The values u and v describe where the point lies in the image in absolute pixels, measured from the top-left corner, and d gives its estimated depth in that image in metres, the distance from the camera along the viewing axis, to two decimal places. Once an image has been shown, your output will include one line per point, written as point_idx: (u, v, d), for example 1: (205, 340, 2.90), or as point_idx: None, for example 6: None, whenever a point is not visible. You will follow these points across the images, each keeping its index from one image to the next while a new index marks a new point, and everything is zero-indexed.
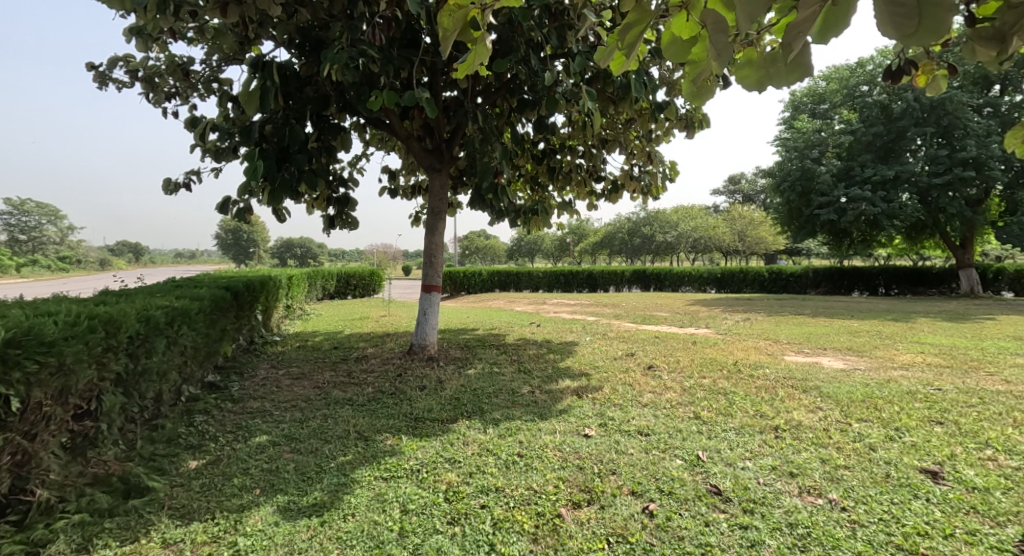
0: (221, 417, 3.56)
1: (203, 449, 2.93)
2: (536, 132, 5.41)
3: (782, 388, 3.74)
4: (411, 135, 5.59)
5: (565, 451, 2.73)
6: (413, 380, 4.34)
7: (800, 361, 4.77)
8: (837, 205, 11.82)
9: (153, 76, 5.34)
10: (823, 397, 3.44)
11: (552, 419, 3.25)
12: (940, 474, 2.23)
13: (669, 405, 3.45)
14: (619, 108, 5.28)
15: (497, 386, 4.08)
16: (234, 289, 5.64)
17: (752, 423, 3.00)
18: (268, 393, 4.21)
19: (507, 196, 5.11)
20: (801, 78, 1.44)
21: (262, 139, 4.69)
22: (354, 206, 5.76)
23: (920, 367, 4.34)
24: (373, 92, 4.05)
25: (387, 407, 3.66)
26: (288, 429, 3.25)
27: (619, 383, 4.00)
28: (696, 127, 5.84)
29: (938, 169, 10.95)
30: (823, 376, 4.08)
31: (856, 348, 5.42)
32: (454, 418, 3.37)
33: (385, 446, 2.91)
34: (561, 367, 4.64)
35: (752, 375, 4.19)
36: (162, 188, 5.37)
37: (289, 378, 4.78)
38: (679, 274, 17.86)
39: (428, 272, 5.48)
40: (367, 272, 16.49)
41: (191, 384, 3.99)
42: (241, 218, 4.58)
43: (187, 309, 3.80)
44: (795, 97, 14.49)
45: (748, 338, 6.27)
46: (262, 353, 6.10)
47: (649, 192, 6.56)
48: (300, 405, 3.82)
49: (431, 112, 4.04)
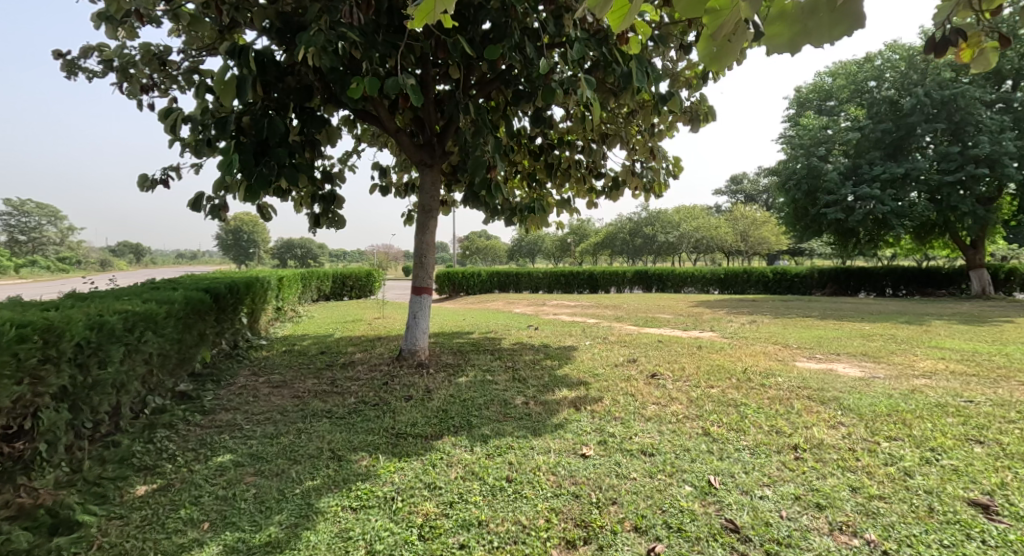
0: (185, 433, 3.25)
1: (158, 472, 2.63)
2: (532, 126, 5.12)
3: (798, 400, 3.42)
4: (400, 128, 5.30)
5: (560, 475, 2.43)
6: (399, 390, 4.04)
7: (813, 368, 4.46)
8: (845, 203, 11.48)
9: (128, 66, 5.04)
10: (845, 411, 3.12)
11: (546, 436, 2.94)
12: (993, 507, 1.93)
13: (675, 418, 3.16)
14: (620, 99, 5.00)
15: (489, 396, 3.78)
16: (215, 291, 5.35)
17: (769, 441, 2.69)
18: (241, 404, 3.91)
19: (502, 192, 4.80)
20: (848, 31, 1.16)
21: (239, 131, 4.39)
22: (341, 203, 5.47)
23: (944, 376, 4.02)
24: (354, 79, 3.74)
25: (367, 421, 3.36)
26: (255, 447, 2.95)
27: (620, 393, 3.71)
28: (701, 120, 5.54)
29: (949, 166, 10.65)
30: (841, 386, 3.76)
31: (872, 354, 5.10)
32: (440, 434, 3.07)
33: (359, 467, 2.62)
34: (558, 376, 4.33)
35: (764, 384, 3.88)
36: (138, 184, 5.08)
37: (268, 387, 4.47)
38: (682, 274, 17.51)
39: (419, 274, 5.17)
40: (364, 273, 16.21)
41: (158, 394, 3.70)
42: (215, 217, 4.28)
43: (153, 313, 3.51)
44: (800, 93, 14.19)
45: (756, 342, 5.96)
46: (246, 359, 5.81)
47: (651, 190, 6.25)
48: (275, 418, 3.53)
49: (417, 99, 3.73)
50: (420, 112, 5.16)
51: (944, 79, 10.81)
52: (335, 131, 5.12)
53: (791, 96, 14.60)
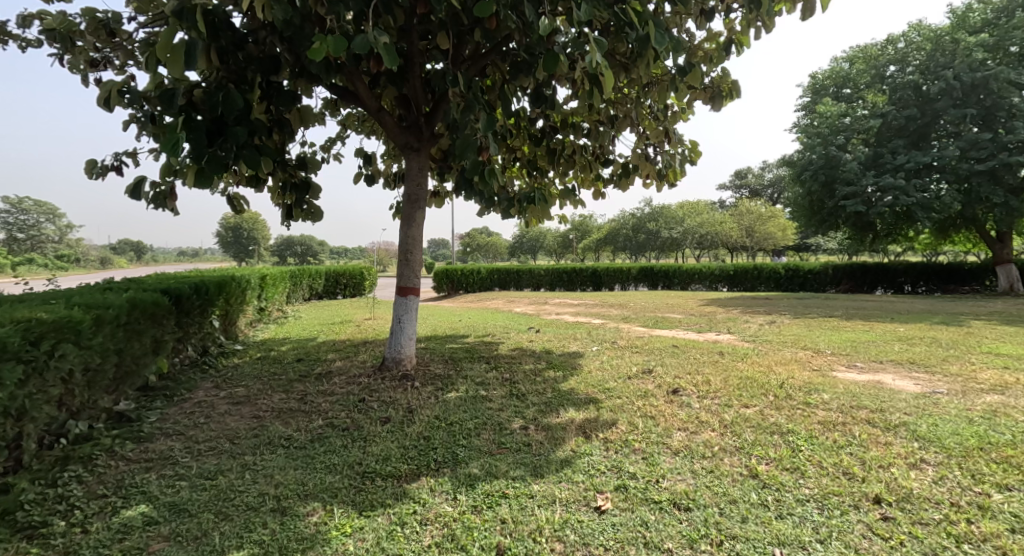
0: (104, 472, 2.63)
1: (41, 533, 2.06)
2: (533, 106, 4.48)
3: (856, 425, 2.79)
4: (382, 108, 4.66)
5: (568, 545, 1.88)
6: (377, 411, 3.42)
7: (858, 380, 3.83)
8: (864, 195, 10.82)
9: (71, 35, 4.42)
10: (925, 443, 2.49)
11: (551, 479, 2.32)
12: None
13: (708, 452, 2.54)
14: (634, 72, 4.41)
15: (480, 418, 3.16)
16: (176, 292, 4.72)
17: (840, 488, 2.09)
18: (188, 429, 3.29)
19: (498, 178, 4.10)
20: None
21: (189, 106, 3.68)
22: (317, 193, 4.84)
23: (1019, 392, 3.39)
24: (316, 37, 3.03)
25: (332, 453, 2.75)
26: (182, 493, 2.35)
27: (637, 416, 3.10)
28: (724, 97, 4.88)
29: (980, 154, 10.02)
30: (904, 406, 3.11)
31: (921, 361, 4.46)
32: (416, 475, 2.46)
33: (304, 528, 2.05)
34: (562, 391, 3.71)
35: (808, 403, 3.25)
36: (86, 171, 4.46)
37: (228, 404, 3.85)
38: (689, 271, 16.83)
39: (404, 272, 4.53)
40: (358, 272, 15.54)
41: (82, 418, 3.06)
42: (159, 205, 3.61)
43: (78, 322, 2.90)
44: (816, 80, 13.43)
45: (784, 347, 5.32)
46: (212, 368, 5.17)
47: (664, 177, 5.56)
48: (223, 448, 2.92)
49: (392, 63, 3.07)
50: (405, 89, 4.50)
51: (975, 61, 10.21)
52: (307, 112, 4.43)
53: (806, 83, 13.82)
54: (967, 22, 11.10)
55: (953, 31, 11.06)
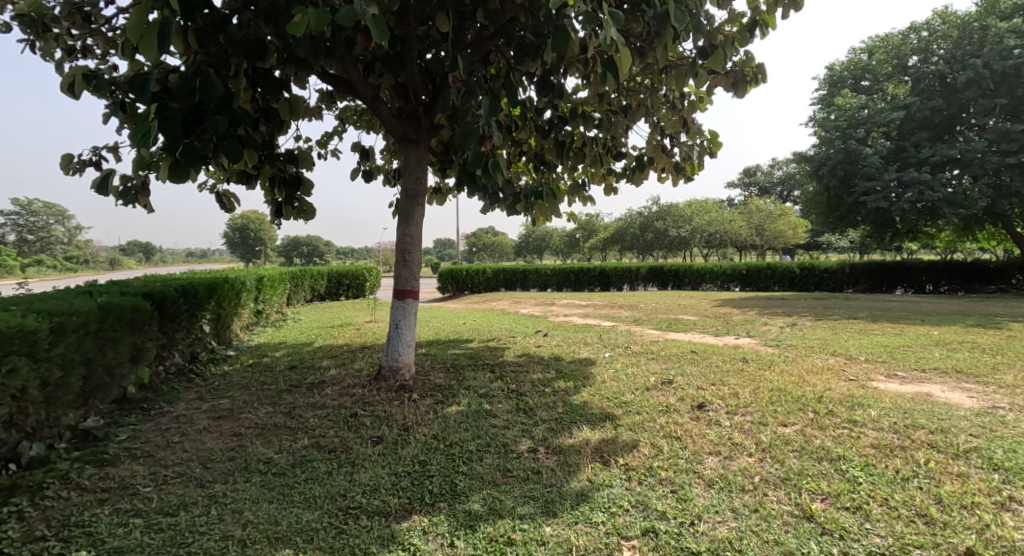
0: (53, 507, 2.29)
1: None
2: (541, 95, 4.11)
3: (918, 450, 2.41)
4: (378, 97, 4.30)
5: None
6: (369, 428, 3.08)
7: (904, 392, 3.45)
8: (886, 191, 10.38)
9: (44, 20, 4.09)
10: (1007, 476, 2.13)
11: (564, 520, 1.98)
12: None
13: (749, 483, 2.17)
14: (651, 55, 4.04)
15: (483, 439, 2.81)
16: (159, 294, 4.39)
17: (919, 538, 1.77)
18: (157, 450, 2.95)
19: (502, 171, 3.73)
20: None
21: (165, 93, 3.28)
22: (309, 189, 4.49)
23: None
24: (296, 10, 2.68)
25: (313, 483, 2.40)
26: (135, 535, 2.02)
27: (660, 436, 2.73)
28: (748, 83, 4.50)
29: (1011, 147, 9.59)
30: (966, 425, 2.73)
31: (969, 369, 4.07)
32: (407, 512, 2.11)
33: None
34: (574, 405, 3.34)
35: (855, 420, 2.87)
36: (61, 167, 4.13)
37: (208, 419, 3.51)
38: (699, 271, 16.38)
39: (402, 273, 4.18)
40: (360, 272, 15.22)
41: (37, 439, 2.72)
42: (130, 201, 3.24)
43: (29, 332, 2.54)
44: (833, 72, 12.91)
45: (814, 354, 4.92)
46: (198, 377, 4.83)
47: (682, 171, 5.18)
48: (191, 475, 2.57)
49: (382, 37, 2.72)
50: (403, 76, 4.15)
51: (1005, 49, 9.76)
52: (298, 102, 4.08)
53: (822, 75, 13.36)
54: (996, 10, 10.65)
55: (982, 17, 10.60)
